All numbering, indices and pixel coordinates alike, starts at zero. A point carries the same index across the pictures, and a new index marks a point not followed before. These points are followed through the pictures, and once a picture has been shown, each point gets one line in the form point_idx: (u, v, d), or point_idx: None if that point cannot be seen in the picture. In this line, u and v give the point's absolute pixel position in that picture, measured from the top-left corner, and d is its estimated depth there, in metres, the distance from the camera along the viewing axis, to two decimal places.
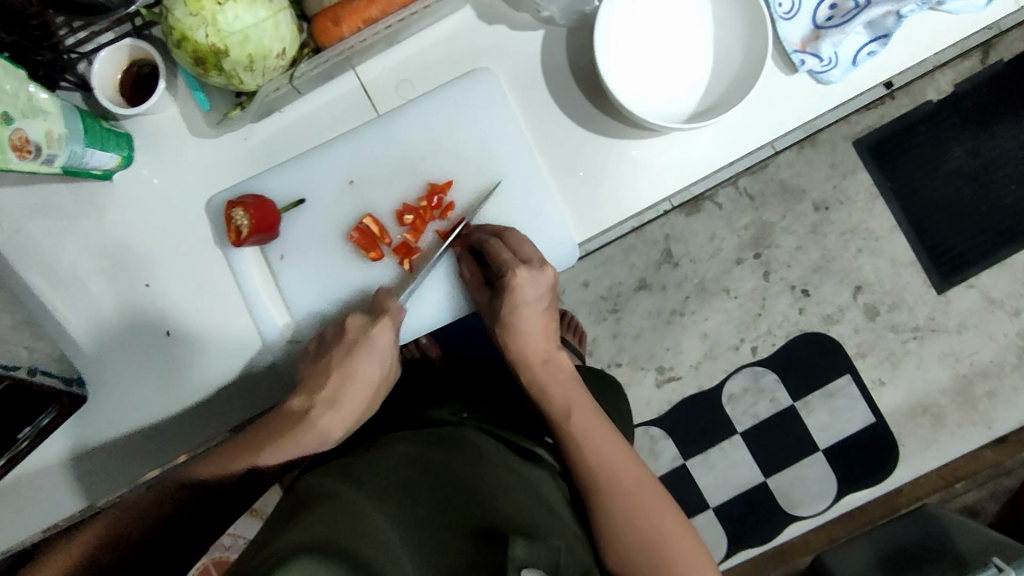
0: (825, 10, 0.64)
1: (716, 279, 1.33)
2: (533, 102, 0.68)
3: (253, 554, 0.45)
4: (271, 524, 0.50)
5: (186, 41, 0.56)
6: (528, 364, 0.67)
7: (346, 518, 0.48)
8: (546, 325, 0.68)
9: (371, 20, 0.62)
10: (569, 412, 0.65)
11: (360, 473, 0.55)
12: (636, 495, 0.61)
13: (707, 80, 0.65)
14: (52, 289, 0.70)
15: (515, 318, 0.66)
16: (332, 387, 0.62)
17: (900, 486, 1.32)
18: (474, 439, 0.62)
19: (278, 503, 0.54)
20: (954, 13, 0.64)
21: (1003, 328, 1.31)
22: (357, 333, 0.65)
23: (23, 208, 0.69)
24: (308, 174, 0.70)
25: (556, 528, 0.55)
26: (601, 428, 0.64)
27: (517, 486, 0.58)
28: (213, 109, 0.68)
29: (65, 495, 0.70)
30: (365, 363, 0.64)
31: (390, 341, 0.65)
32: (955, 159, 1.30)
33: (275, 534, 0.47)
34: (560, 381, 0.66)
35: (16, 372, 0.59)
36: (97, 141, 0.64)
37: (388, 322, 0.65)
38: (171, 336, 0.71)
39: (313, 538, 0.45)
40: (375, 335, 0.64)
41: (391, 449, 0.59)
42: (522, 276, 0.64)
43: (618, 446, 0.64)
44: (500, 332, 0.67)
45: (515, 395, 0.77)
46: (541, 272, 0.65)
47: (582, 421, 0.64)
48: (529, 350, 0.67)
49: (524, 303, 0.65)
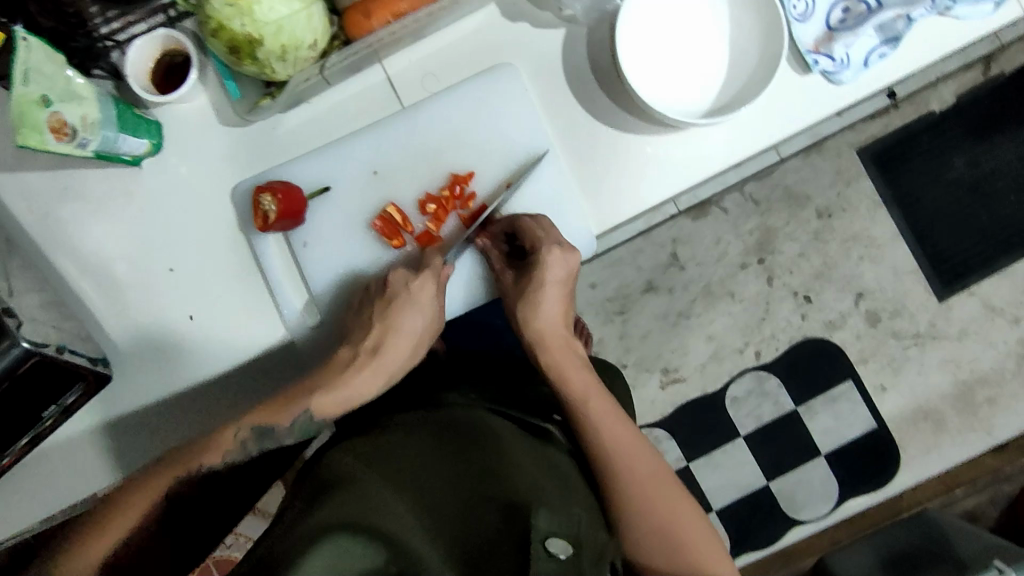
0: (838, 13, 0.67)
1: (721, 283, 1.35)
2: (553, 97, 0.70)
3: (281, 539, 0.47)
4: (296, 507, 0.51)
5: (223, 31, 0.58)
6: (543, 344, 0.68)
7: (368, 501, 0.50)
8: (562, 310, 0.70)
9: (401, 14, 0.64)
10: (584, 400, 0.66)
11: (378, 454, 0.56)
12: (650, 480, 0.63)
13: (723, 77, 0.67)
14: (80, 272, 0.72)
15: (537, 297, 0.67)
16: (375, 337, 0.66)
17: (901, 491, 1.33)
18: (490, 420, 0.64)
19: (296, 490, 0.55)
20: (961, 19, 0.66)
21: (1003, 336, 1.33)
22: (400, 290, 0.66)
23: (55, 191, 0.71)
24: (332, 164, 0.71)
25: (574, 504, 0.57)
26: (617, 414, 0.66)
27: (535, 465, 0.59)
28: (243, 98, 0.69)
29: (91, 473, 0.72)
30: (413, 316, 0.66)
31: (432, 295, 0.67)
32: (957, 169, 1.32)
33: (305, 520, 0.48)
34: (574, 364, 0.68)
35: (45, 350, 0.61)
36: (129, 127, 0.66)
37: (428, 274, 0.67)
38: (195, 321, 0.72)
39: (339, 521, 0.47)
40: (415, 288, 0.66)
41: (404, 430, 0.61)
42: (553, 255, 0.66)
43: (629, 428, 0.65)
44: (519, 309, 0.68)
45: (525, 379, 0.78)
46: (570, 254, 0.67)
47: (597, 406, 0.66)
48: (548, 336, 0.68)
49: (551, 280, 0.67)
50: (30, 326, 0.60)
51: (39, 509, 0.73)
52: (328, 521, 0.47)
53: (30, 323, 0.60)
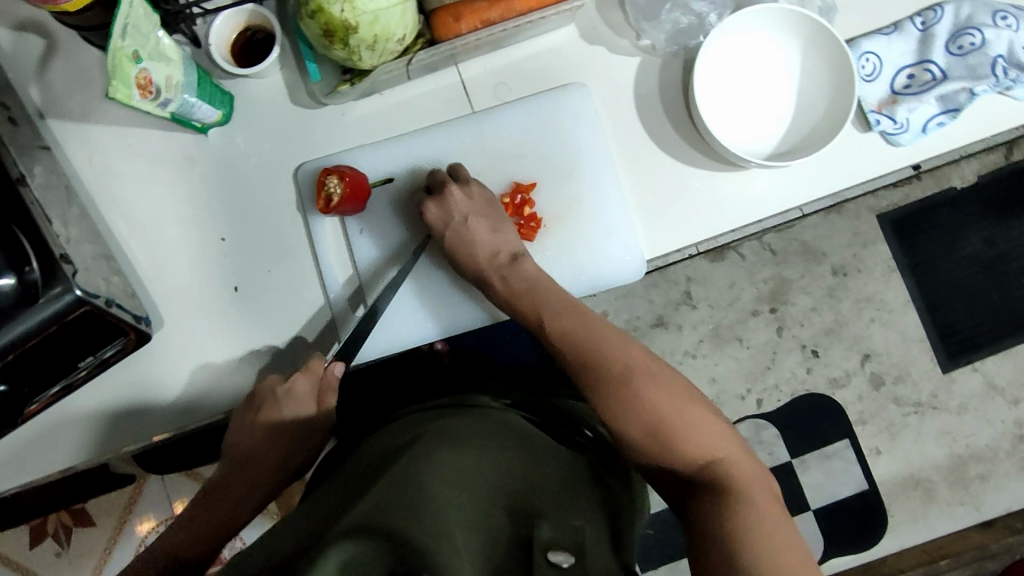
0: (903, 79, 0.71)
1: (730, 327, 1.36)
2: (621, 122, 0.71)
3: (312, 541, 0.49)
4: (332, 503, 0.55)
5: (321, 13, 0.60)
6: (488, 284, 0.68)
7: (392, 493, 0.51)
8: (490, 244, 0.69)
9: (489, 22, 0.66)
10: (539, 316, 0.64)
11: (415, 440, 0.59)
12: (629, 382, 0.57)
13: (788, 124, 0.70)
14: (130, 230, 0.73)
15: (465, 233, 0.68)
16: (251, 438, 0.68)
17: (886, 556, 1.34)
18: (514, 425, 0.65)
19: (337, 480, 0.60)
20: (1020, 100, 0.68)
21: (1001, 415, 1.36)
22: (268, 394, 0.68)
23: (117, 146, 0.72)
24: (399, 156, 0.73)
25: (597, 511, 0.57)
26: (587, 322, 0.62)
27: (558, 473, 0.60)
28: (322, 80, 0.71)
29: (108, 433, 0.72)
30: (280, 413, 0.68)
31: (307, 387, 0.68)
32: (972, 246, 1.35)
33: (338, 511, 0.52)
34: (550, 296, 0.65)
35: (95, 301, 0.60)
36: (205, 95, 0.67)
37: (297, 378, 0.68)
38: (238, 292, 0.73)
39: (361, 523, 0.48)
40: (286, 389, 0.67)
41: (438, 424, 0.63)
42: (429, 210, 0.69)
43: (606, 332, 0.62)
44: (462, 255, 0.69)
45: (558, 391, 0.80)
46: (444, 197, 0.69)
47: (566, 324, 0.62)
48: (486, 269, 0.68)
49: (448, 229, 0.69)
50: (83, 275, 0.60)
51: (48, 463, 0.72)
52: (352, 521, 0.49)
53: (84, 272, 0.61)
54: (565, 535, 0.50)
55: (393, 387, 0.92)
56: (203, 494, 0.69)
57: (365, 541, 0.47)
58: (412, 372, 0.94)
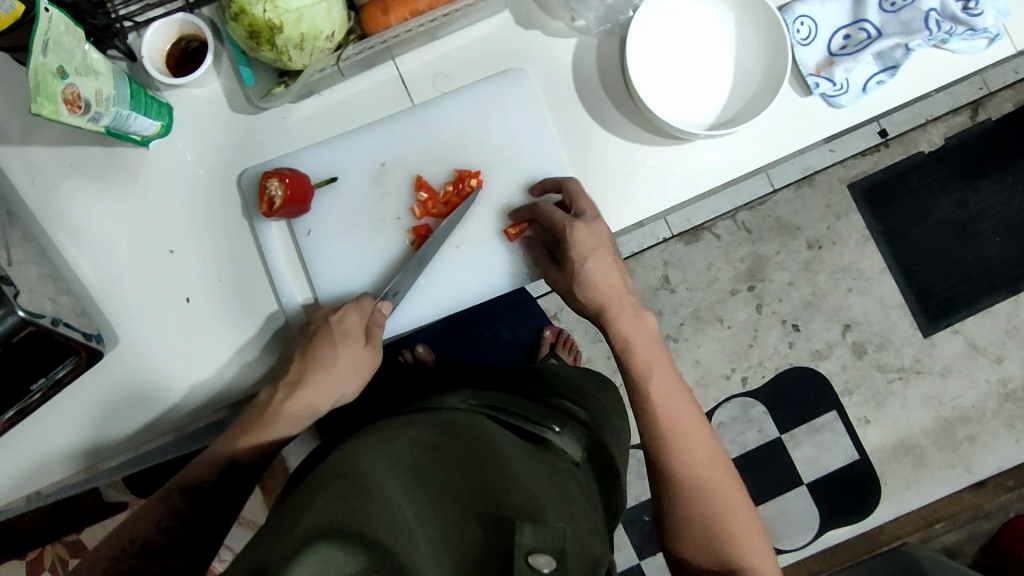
0: (839, 40, 0.70)
1: (710, 308, 1.35)
2: (561, 106, 0.71)
3: (270, 547, 0.42)
4: (285, 510, 0.47)
5: (244, 15, 0.59)
6: (609, 310, 0.67)
7: (357, 499, 0.44)
8: (619, 278, 0.67)
9: (418, 12, 0.66)
10: (650, 372, 0.66)
11: (369, 445, 0.51)
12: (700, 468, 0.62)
13: (727, 93, 0.70)
14: (77, 248, 0.72)
15: (586, 271, 0.65)
16: (296, 372, 0.65)
17: (882, 524, 1.33)
18: (486, 426, 0.57)
19: (295, 489, 0.51)
20: (956, 52, 0.68)
21: (985, 375, 1.35)
22: (322, 323, 0.67)
23: (57, 166, 0.71)
24: (342, 154, 0.72)
25: (572, 514, 0.51)
26: (678, 394, 0.66)
27: (540, 475, 0.53)
28: (257, 84, 0.70)
29: (79, 455, 0.72)
30: (333, 350, 0.65)
31: (356, 325, 0.66)
32: (943, 209, 1.35)
33: (289, 519, 0.44)
34: (642, 333, 0.67)
35: (41, 321, 0.59)
36: (140, 107, 0.66)
37: (350, 308, 0.67)
38: (191, 303, 0.73)
39: (325, 526, 0.41)
40: (337, 319, 0.66)
41: (404, 430, 0.54)
42: (580, 229, 0.65)
43: (691, 412, 0.65)
44: (567, 286, 0.68)
45: (538, 391, 0.73)
46: (597, 225, 0.66)
47: (659, 384, 0.65)
48: (614, 296, 0.67)
49: (585, 257, 0.65)
50: (26, 296, 0.59)
51: (18, 488, 0.72)
52: (318, 521, 0.42)
53: (26, 292, 0.59)
54: (547, 538, 0.44)
55: (369, 396, 0.93)
56: (210, 463, 0.59)
57: (331, 545, 0.40)
58: (388, 380, 0.94)
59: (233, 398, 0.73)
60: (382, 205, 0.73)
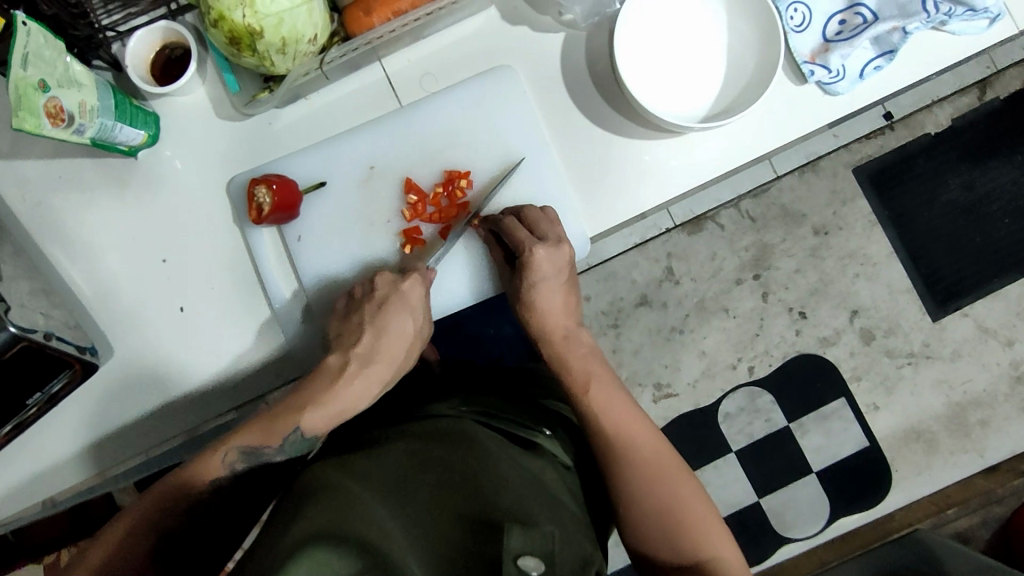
0: (835, 25, 0.68)
1: (715, 298, 1.34)
2: (551, 101, 0.70)
3: (261, 553, 0.40)
4: (271, 519, 0.45)
5: (223, 21, 0.58)
6: (548, 339, 0.68)
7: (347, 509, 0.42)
8: (564, 302, 0.68)
9: (401, 12, 0.65)
10: (587, 383, 0.65)
11: (354, 458, 0.50)
12: (652, 465, 0.60)
13: (720, 85, 0.68)
14: (69, 260, 0.72)
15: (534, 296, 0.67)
16: (367, 342, 0.63)
17: (892, 511, 1.32)
18: (475, 431, 0.57)
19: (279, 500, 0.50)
20: (957, 34, 0.67)
21: (996, 357, 1.33)
22: (389, 286, 0.66)
23: (47, 179, 0.71)
24: (330, 157, 0.72)
25: (562, 520, 0.50)
26: (617, 399, 0.64)
27: (529, 480, 0.53)
28: (241, 91, 0.70)
29: (78, 466, 0.72)
30: (405, 321, 0.65)
31: (421, 296, 0.67)
32: (952, 191, 1.32)
33: (278, 527, 0.42)
34: (578, 352, 0.67)
35: (33, 335, 0.60)
36: (126, 116, 0.65)
37: (417, 278, 0.67)
38: (186, 312, 0.72)
39: (317, 531, 0.39)
40: (408, 288, 0.66)
41: (389, 441, 0.53)
42: (538, 253, 0.65)
43: (633, 414, 0.63)
44: (518, 311, 0.68)
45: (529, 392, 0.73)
46: (558, 249, 0.66)
47: (598, 391, 0.64)
48: (549, 328, 0.67)
49: (540, 279, 0.66)
50: (17, 312, 0.59)
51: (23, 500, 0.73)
52: (310, 526, 0.40)
53: (17, 308, 0.59)
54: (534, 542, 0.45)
55: None
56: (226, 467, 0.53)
57: (326, 550, 0.38)
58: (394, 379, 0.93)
59: (232, 402, 0.73)
60: (373, 207, 0.72)
